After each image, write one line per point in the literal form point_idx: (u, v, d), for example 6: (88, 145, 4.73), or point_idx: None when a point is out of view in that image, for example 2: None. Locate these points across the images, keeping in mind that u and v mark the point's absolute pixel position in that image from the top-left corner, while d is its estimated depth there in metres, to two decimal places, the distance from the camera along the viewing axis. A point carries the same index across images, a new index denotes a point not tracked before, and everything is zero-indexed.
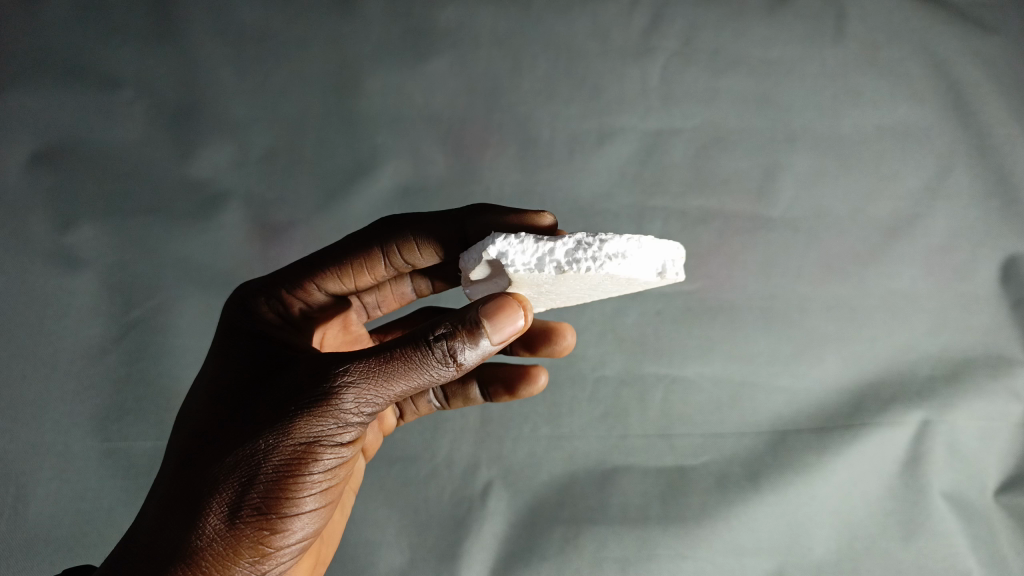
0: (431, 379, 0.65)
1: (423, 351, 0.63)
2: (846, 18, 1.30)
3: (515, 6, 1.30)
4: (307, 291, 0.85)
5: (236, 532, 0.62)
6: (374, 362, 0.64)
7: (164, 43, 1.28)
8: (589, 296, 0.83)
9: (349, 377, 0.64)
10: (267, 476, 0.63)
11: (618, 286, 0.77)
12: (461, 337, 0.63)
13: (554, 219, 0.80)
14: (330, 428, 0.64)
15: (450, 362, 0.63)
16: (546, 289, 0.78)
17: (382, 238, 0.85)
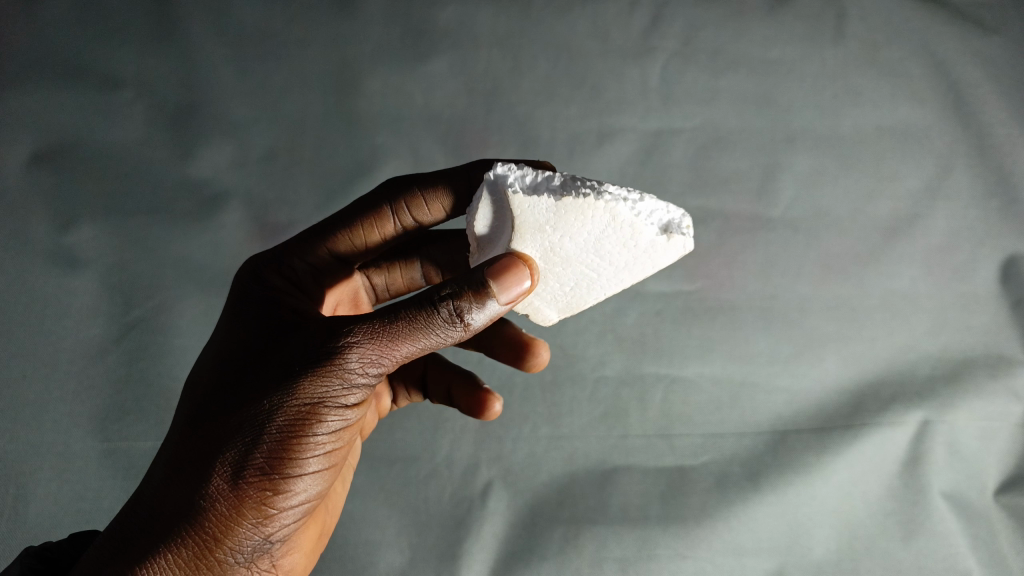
0: (438, 341, 0.66)
1: (428, 311, 0.64)
2: (845, 18, 1.31)
3: (515, 7, 1.31)
4: (315, 253, 0.83)
5: (240, 492, 0.63)
6: (379, 323, 0.64)
7: (165, 44, 1.28)
8: (595, 289, 0.81)
9: (354, 338, 0.64)
10: (272, 436, 0.63)
11: (622, 256, 0.76)
12: (467, 298, 0.64)
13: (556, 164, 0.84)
14: (335, 390, 0.64)
15: (457, 322, 0.64)
16: (549, 253, 0.77)
17: (389, 195, 0.84)
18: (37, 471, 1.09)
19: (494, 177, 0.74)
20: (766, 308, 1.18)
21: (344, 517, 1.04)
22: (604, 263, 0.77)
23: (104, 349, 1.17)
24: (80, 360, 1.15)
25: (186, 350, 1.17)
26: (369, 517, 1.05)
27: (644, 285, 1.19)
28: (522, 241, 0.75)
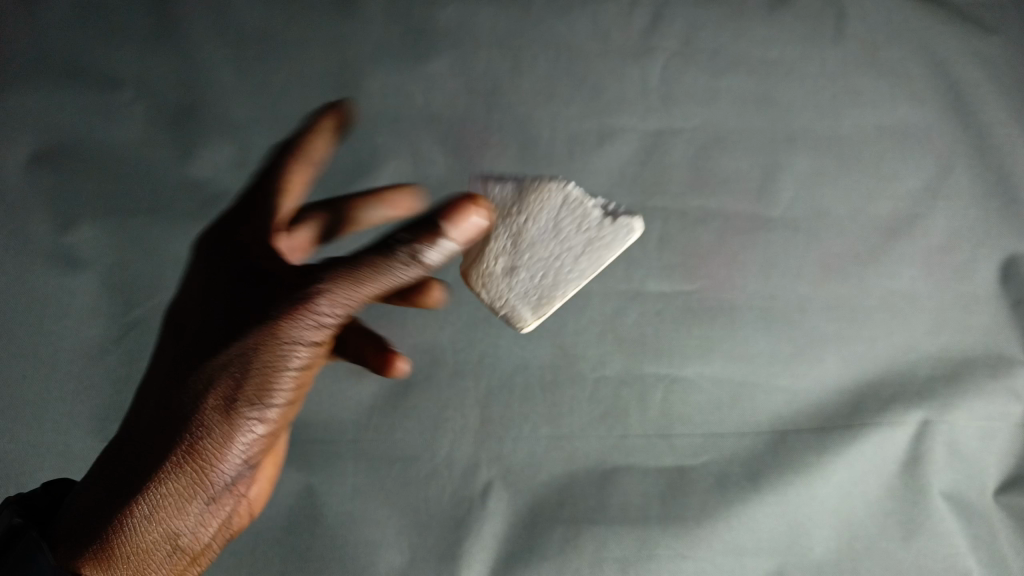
0: (399, 282, 0.78)
1: (387, 256, 0.77)
2: (846, 18, 1.34)
3: (515, 7, 1.33)
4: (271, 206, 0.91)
5: (233, 412, 0.77)
6: (346, 269, 0.77)
7: (164, 43, 1.30)
8: (560, 276, 0.89)
9: (325, 284, 0.77)
10: (255, 368, 0.77)
11: (578, 235, 0.90)
12: (420, 241, 0.77)
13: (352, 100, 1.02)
14: (304, 329, 0.77)
15: (413, 264, 0.77)
16: (518, 235, 0.90)
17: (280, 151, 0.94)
18: (38, 471, 1.09)
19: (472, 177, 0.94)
20: (767, 308, 1.18)
21: (344, 516, 1.05)
22: (564, 250, 0.90)
23: (104, 350, 1.16)
24: (81, 360, 1.15)
25: None
26: (369, 517, 1.05)
27: (644, 285, 1.19)
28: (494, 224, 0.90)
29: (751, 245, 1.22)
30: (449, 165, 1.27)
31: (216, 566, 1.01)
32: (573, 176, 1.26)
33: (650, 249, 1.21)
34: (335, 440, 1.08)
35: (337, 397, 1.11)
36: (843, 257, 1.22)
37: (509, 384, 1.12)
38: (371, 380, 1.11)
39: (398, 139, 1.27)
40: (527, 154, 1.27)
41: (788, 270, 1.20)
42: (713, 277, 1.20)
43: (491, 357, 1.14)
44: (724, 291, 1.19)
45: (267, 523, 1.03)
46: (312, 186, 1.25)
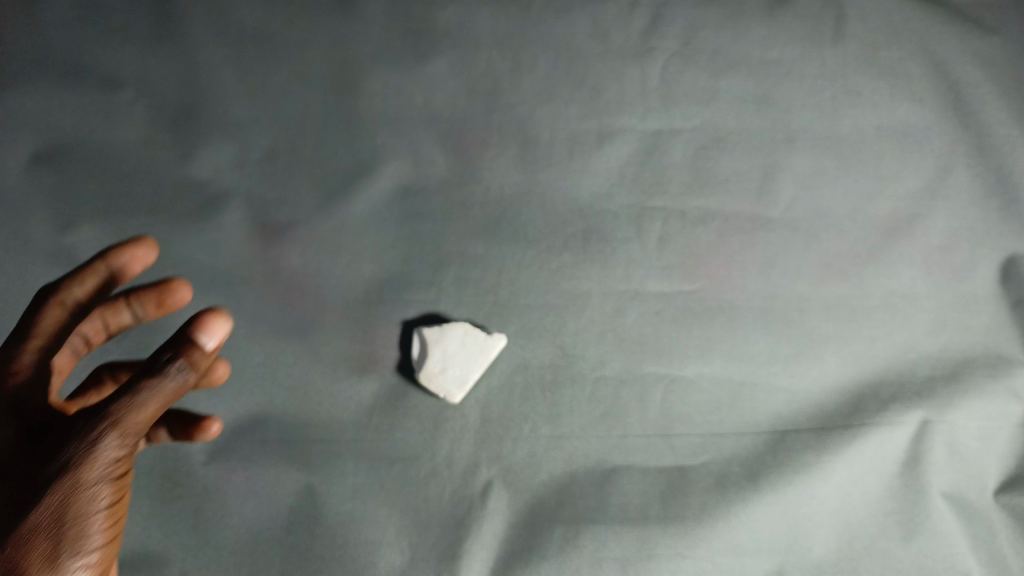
0: (176, 388, 0.75)
1: (153, 375, 0.74)
2: (845, 18, 1.36)
3: (515, 8, 1.36)
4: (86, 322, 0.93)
5: (36, 543, 0.73)
6: (127, 390, 0.74)
7: (163, 43, 1.31)
8: (467, 374, 1.09)
9: (111, 407, 0.74)
10: (52, 497, 0.73)
11: (474, 347, 1.11)
12: (184, 354, 0.75)
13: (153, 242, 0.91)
14: (96, 454, 0.74)
15: (179, 376, 0.74)
16: (439, 358, 1.09)
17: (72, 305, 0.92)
18: None
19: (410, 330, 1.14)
20: (767, 307, 1.18)
21: (344, 516, 1.05)
22: (470, 359, 1.10)
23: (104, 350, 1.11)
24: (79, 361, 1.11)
25: None
26: (369, 517, 1.05)
27: (644, 285, 1.19)
28: (431, 350, 1.10)
29: (751, 244, 1.22)
30: (449, 165, 1.25)
31: (217, 566, 1.01)
32: (573, 175, 1.25)
33: (650, 249, 1.21)
34: (335, 440, 1.08)
35: (337, 397, 1.11)
36: (843, 257, 1.22)
37: (509, 384, 1.12)
38: (371, 380, 1.12)
39: (398, 139, 1.27)
40: (528, 155, 1.26)
41: (787, 270, 1.21)
42: (714, 276, 1.20)
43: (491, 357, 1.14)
44: (724, 291, 1.19)
45: (267, 522, 1.04)
46: (313, 187, 1.24)
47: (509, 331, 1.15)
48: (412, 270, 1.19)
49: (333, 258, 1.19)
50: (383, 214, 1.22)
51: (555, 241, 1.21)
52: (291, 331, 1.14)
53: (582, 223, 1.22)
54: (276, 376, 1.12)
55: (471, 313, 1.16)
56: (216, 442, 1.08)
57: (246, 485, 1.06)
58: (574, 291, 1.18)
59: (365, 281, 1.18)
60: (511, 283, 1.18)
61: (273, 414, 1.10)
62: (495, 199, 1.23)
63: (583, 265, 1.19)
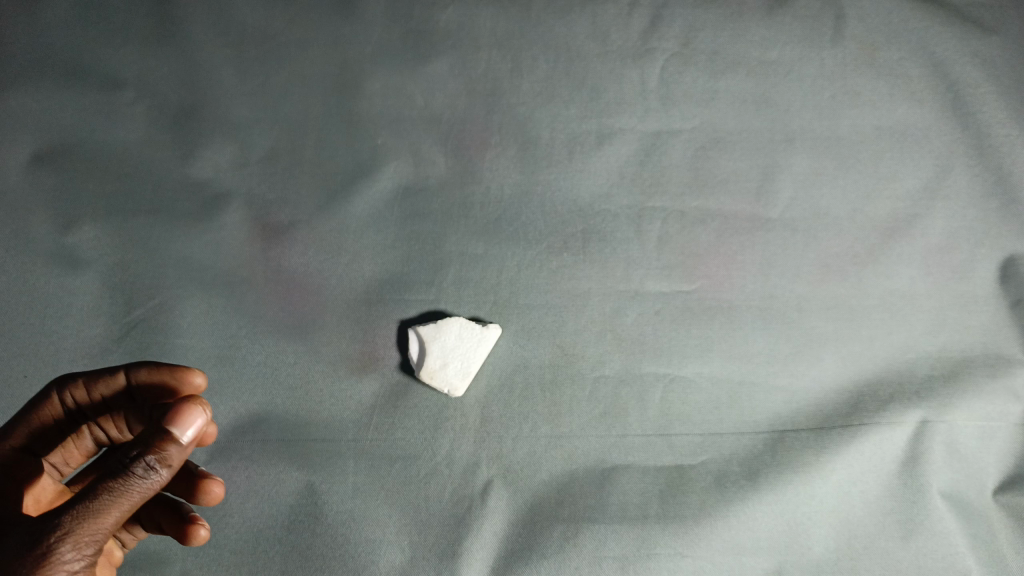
0: (148, 487, 0.73)
1: (124, 475, 0.72)
2: (844, 18, 1.37)
3: (515, 9, 1.36)
4: (50, 404, 0.90)
5: None
6: (95, 492, 0.71)
7: (162, 44, 1.32)
8: (469, 369, 1.11)
9: (74, 512, 0.70)
10: None
11: (474, 343, 1.12)
12: (153, 451, 0.73)
13: (201, 378, 0.92)
14: (61, 561, 0.70)
15: (153, 474, 0.73)
16: (439, 356, 1.10)
17: (63, 383, 0.90)
18: None
19: (401, 329, 1.15)
20: (766, 307, 1.19)
21: (345, 515, 1.05)
22: (472, 355, 1.11)
23: (107, 349, 1.13)
24: (81, 361, 1.12)
25: (188, 348, 1.13)
26: (369, 516, 1.05)
27: (643, 285, 1.19)
28: (428, 348, 1.11)
29: (750, 244, 1.22)
30: (450, 165, 1.26)
31: (218, 565, 1.02)
32: (573, 176, 1.25)
33: (650, 249, 1.21)
34: (336, 439, 1.09)
35: (337, 396, 1.11)
36: (842, 256, 1.22)
37: (509, 384, 1.13)
38: (371, 380, 1.12)
39: (398, 140, 1.27)
40: (528, 155, 1.27)
41: (786, 270, 1.21)
42: (713, 276, 1.20)
43: (492, 357, 1.14)
44: (724, 291, 1.19)
45: (268, 521, 1.05)
46: (314, 187, 1.24)
47: (509, 330, 1.16)
48: (412, 269, 1.19)
49: (333, 258, 1.19)
50: (383, 214, 1.22)
51: (555, 241, 1.21)
52: (292, 330, 1.15)
53: (582, 223, 1.23)
54: (276, 376, 1.12)
55: (471, 313, 1.17)
56: (217, 441, 1.08)
57: (247, 484, 1.06)
58: (574, 291, 1.18)
59: (366, 280, 1.18)
60: (511, 283, 1.18)
61: (274, 413, 1.10)
62: (494, 199, 1.23)
63: (583, 265, 1.20)
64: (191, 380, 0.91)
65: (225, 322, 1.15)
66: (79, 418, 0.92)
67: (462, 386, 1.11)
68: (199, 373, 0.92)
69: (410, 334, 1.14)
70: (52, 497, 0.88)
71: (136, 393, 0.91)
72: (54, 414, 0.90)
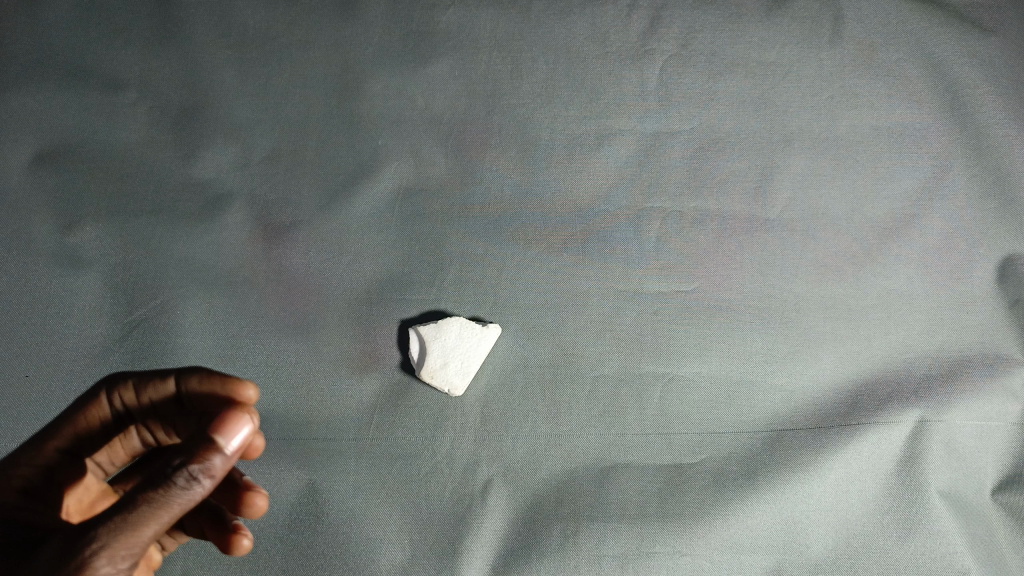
0: (189, 499, 0.70)
1: (164, 486, 0.69)
2: (843, 19, 1.37)
3: (514, 10, 1.36)
4: (98, 403, 0.87)
5: None
6: (133, 503, 0.69)
7: (163, 45, 1.32)
8: (470, 368, 1.12)
9: (111, 523, 0.68)
10: None
11: (475, 341, 1.13)
12: (195, 461, 0.70)
13: (253, 392, 0.85)
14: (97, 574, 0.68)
15: (194, 485, 0.70)
16: (439, 356, 1.11)
17: (111, 383, 0.87)
18: None
19: (401, 330, 1.16)
20: (765, 307, 1.19)
21: (346, 514, 1.06)
22: (472, 353, 1.12)
23: (108, 349, 1.13)
24: (83, 360, 1.13)
25: (189, 348, 1.14)
26: (370, 515, 1.06)
27: (642, 285, 1.20)
28: (428, 348, 1.12)
29: (748, 244, 1.23)
30: (450, 166, 1.26)
31: (219, 563, 1.03)
32: (573, 176, 1.26)
33: (649, 249, 1.22)
34: (336, 439, 1.09)
35: (338, 395, 1.12)
36: (840, 257, 1.23)
37: (509, 383, 1.13)
38: (372, 379, 1.13)
39: (399, 140, 1.28)
40: (528, 155, 1.27)
41: (785, 270, 1.22)
42: (712, 276, 1.21)
43: (492, 357, 1.15)
44: (722, 291, 1.20)
45: (269, 520, 1.06)
46: (315, 187, 1.25)
47: (508, 330, 1.17)
48: (413, 269, 1.19)
49: (334, 258, 1.20)
50: (384, 214, 1.23)
51: (555, 241, 1.22)
52: (293, 330, 1.16)
53: (582, 223, 1.23)
54: (277, 375, 1.13)
55: (471, 313, 1.17)
56: None
57: None
58: (574, 291, 1.19)
59: (366, 280, 1.19)
60: (511, 283, 1.19)
61: (275, 412, 1.11)
62: (494, 199, 1.24)
63: (582, 265, 1.20)
64: (242, 394, 0.85)
65: (226, 322, 1.16)
66: (126, 421, 0.89)
67: (463, 385, 1.11)
68: (251, 385, 0.86)
69: (410, 334, 1.15)
70: (94, 498, 0.87)
71: (185, 401, 0.87)
72: (102, 416, 0.87)
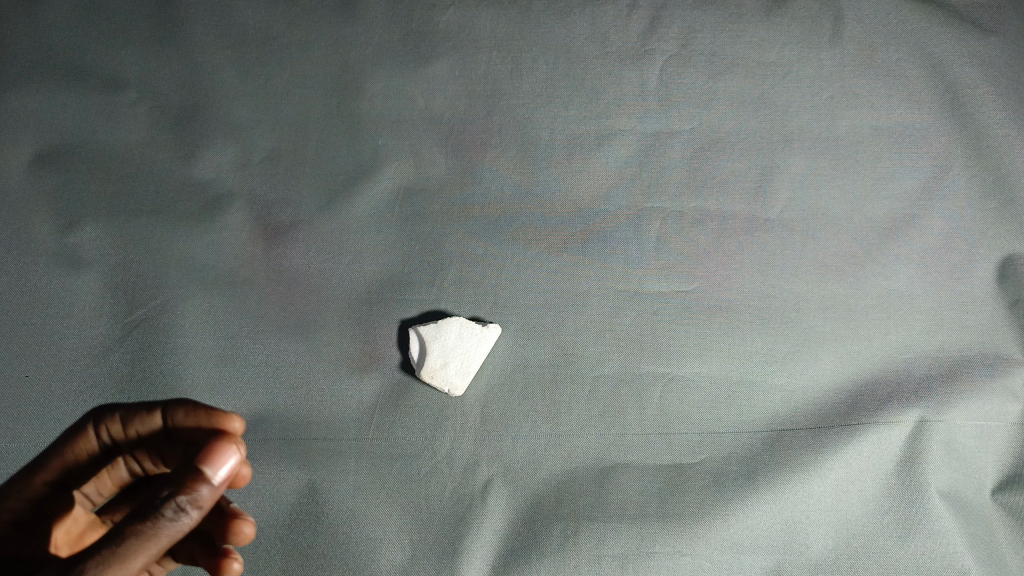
0: (177, 530, 0.70)
1: (151, 518, 0.69)
2: (843, 19, 1.37)
3: (514, 11, 1.36)
4: (84, 435, 0.85)
5: None
6: (120, 536, 0.68)
7: (163, 44, 1.32)
8: (471, 367, 1.12)
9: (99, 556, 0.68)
10: None
11: (476, 340, 1.13)
12: (182, 491, 0.69)
13: (241, 424, 0.83)
14: None
15: (181, 517, 0.69)
16: (439, 354, 1.11)
17: (97, 414, 0.86)
18: None
19: (402, 329, 1.16)
20: (765, 307, 1.19)
21: (345, 514, 1.06)
22: (472, 353, 1.12)
23: (109, 349, 1.14)
24: (83, 360, 1.13)
25: (190, 349, 1.14)
26: (370, 515, 1.06)
27: (642, 285, 1.20)
28: (429, 348, 1.12)
29: (748, 245, 1.23)
30: (450, 166, 1.26)
31: None
32: (573, 176, 1.26)
33: (649, 249, 1.22)
34: (336, 439, 1.09)
35: (338, 395, 1.12)
36: (841, 257, 1.23)
37: (509, 383, 1.14)
38: (372, 379, 1.13)
39: (399, 141, 1.28)
40: (528, 155, 1.27)
41: (785, 270, 1.22)
42: (712, 276, 1.21)
43: (492, 357, 1.15)
44: (722, 291, 1.20)
45: (269, 520, 1.05)
46: (315, 188, 1.25)
47: (508, 330, 1.17)
48: (413, 269, 1.19)
49: (334, 258, 1.20)
50: (384, 214, 1.23)
51: (555, 241, 1.22)
52: (293, 330, 1.16)
53: (581, 223, 1.23)
54: (277, 375, 1.13)
55: (471, 313, 1.17)
56: None
57: (247, 483, 1.07)
58: (574, 291, 1.19)
59: (366, 280, 1.19)
60: (511, 283, 1.19)
61: (274, 412, 1.11)
62: (494, 199, 1.24)
63: (582, 265, 1.20)
64: (228, 425, 0.83)
65: (226, 322, 1.16)
66: (114, 452, 0.87)
67: (464, 384, 1.11)
68: (238, 417, 0.84)
69: (411, 334, 1.15)
70: (83, 528, 0.86)
71: (172, 432, 0.85)
72: (89, 449, 0.86)
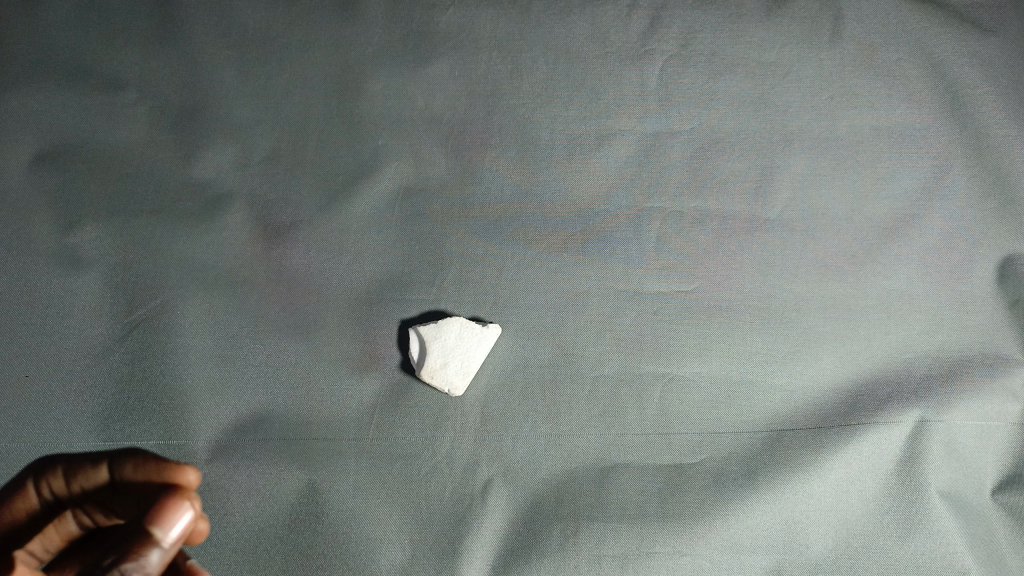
0: None
1: None
2: (842, 19, 1.38)
3: (514, 11, 1.37)
4: (26, 495, 0.88)
5: None
6: None
7: (163, 44, 1.32)
8: (471, 366, 1.12)
9: None
10: None
11: (475, 340, 1.13)
12: (129, 558, 0.69)
13: (197, 476, 0.83)
14: None
15: None
16: (439, 352, 1.11)
17: (40, 470, 0.87)
18: None
19: (403, 329, 1.16)
20: (765, 307, 1.19)
21: (345, 514, 1.06)
22: (473, 351, 1.12)
23: (109, 349, 1.14)
24: (83, 360, 1.13)
25: (190, 349, 1.14)
26: (370, 515, 1.06)
27: (642, 285, 1.20)
28: (429, 348, 1.12)
29: (748, 245, 1.23)
30: (450, 166, 1.26)
31: (219, 563, 1.03)
32: (573, 177, 1.26)
33: (649, 249, 1.22)
34: (336, 439, 1.09)
35: (338, 395, 1.12)
36: (841, 257, 1.23)
37: (509, 383, 1.14)
38: (372, 380, 1.13)
39: (399, 141, 1.28)
40: (528, 156, 1.27)
41: (785, 270, 1.22)
42: (712, 276, 1.21)
43: (492, 357, 1.15)
44: (722, 291, 1.20)
45: (269, 520, 1.06)
46: (315, 188, 1.25)
47: (509, 330, 1.17)
48: (413, 269, 1.19)
49: (334, 258, 1.20)
50: (384, 214, 1.23)
51: (555, 241, 1.22)
52: (293, 330, 1.15)
53: (581, 223, 1.23)
54: (277, 375, 1.13)
55: (471, 313, 1.17)
56: (218, 441, 1.09)
57: (247, 483, 1.07)
58: (574, 291, 1.19)
59: (366, 280, 1.19)
60: (511, 283, 1.19)
61: (275, 412, 1.11)
62: (494, 199, 1.24)
63: (582, 265, 1.20)
64: (183, 478, 0.82)
65: (226, 322, 1.16)
66: (60, 507, 0.88)
67: (463, 383, 1.11)
68: (193, 469, 0.83)
69: (411, 334, 1.14)
70: None
71: (118, 485, 0.85)
72: (30, 506, 0.87)
